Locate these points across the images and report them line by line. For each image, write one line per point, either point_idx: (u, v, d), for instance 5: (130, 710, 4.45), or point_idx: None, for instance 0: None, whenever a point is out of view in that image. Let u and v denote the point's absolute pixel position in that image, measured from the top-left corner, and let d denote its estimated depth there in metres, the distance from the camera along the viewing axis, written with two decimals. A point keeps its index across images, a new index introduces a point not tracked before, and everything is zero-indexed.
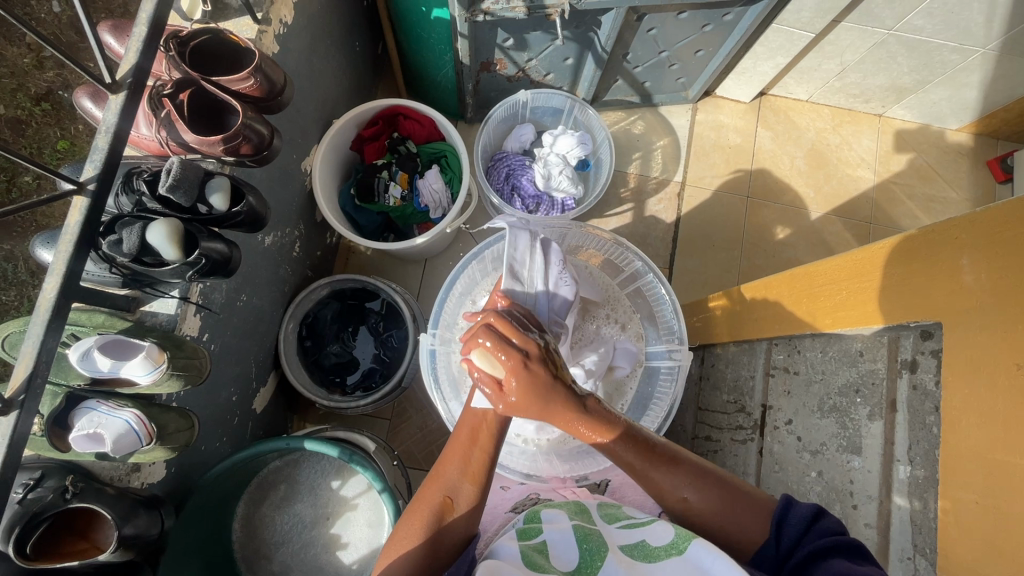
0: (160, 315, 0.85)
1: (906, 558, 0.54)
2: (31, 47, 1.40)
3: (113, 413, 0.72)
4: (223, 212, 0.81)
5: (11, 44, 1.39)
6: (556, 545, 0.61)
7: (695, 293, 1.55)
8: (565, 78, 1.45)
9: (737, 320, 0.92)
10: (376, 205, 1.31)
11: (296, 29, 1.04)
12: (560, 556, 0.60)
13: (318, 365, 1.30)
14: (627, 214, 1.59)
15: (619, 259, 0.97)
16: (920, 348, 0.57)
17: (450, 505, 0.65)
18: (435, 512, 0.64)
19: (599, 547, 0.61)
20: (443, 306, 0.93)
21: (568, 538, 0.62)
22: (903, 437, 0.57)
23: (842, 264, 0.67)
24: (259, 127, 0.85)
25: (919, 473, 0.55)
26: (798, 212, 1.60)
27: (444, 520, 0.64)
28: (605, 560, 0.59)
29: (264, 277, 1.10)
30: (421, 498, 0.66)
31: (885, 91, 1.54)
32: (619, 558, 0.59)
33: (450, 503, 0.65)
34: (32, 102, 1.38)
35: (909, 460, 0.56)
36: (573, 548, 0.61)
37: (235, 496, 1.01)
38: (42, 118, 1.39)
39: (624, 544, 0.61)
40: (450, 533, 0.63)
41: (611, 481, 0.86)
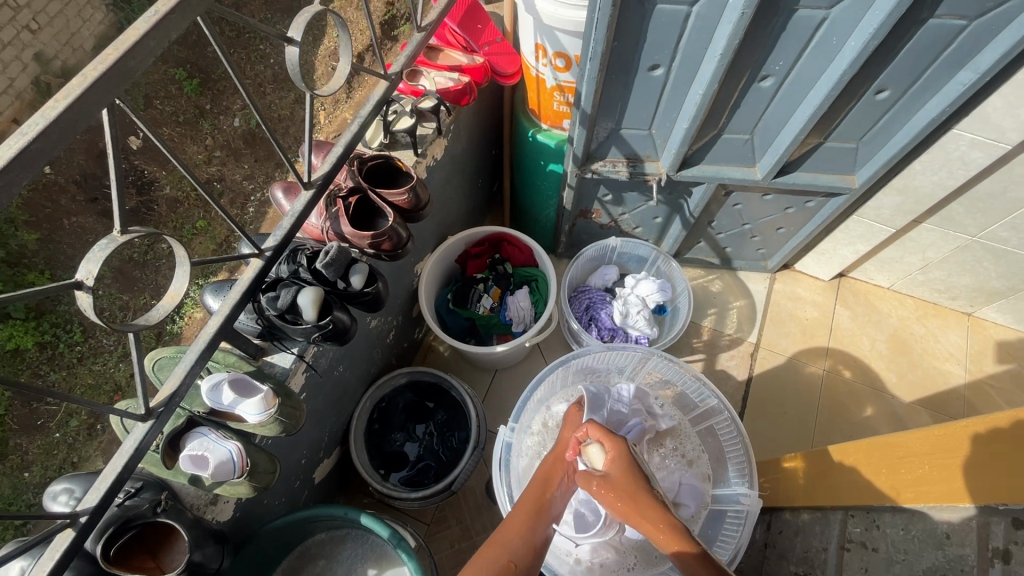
0: (277, 366, 0.99)
1: None
2: (207, 148, 1.83)
3: (220, 441, 0.81)
4: (357, 290, 0.97)
5: (194, 144, 1.82)
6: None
7: (762, 458, 1.49)
8: (653, 232, 1.62)
9: (811, 485, 0.90)
10: (467, 311, 1.46)
11: (442, 164, 1.30)
12: None
13: (380, 449, 1.36)
14: (697, 363, 1.62)
15: (694, 394, 1.01)
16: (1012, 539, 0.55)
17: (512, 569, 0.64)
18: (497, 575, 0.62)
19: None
20: (524, 405, 0.99)
21: None
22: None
23: (925, 438, 0.68)
24: (401, 230, 1.04)
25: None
26: (880, 394, 1.56)
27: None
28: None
29: (360, 354, 1.23)
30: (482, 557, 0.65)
31: (973, 292, 1.56)
32: None
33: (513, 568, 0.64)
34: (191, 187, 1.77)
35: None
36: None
37: (277, 558, 1.03)
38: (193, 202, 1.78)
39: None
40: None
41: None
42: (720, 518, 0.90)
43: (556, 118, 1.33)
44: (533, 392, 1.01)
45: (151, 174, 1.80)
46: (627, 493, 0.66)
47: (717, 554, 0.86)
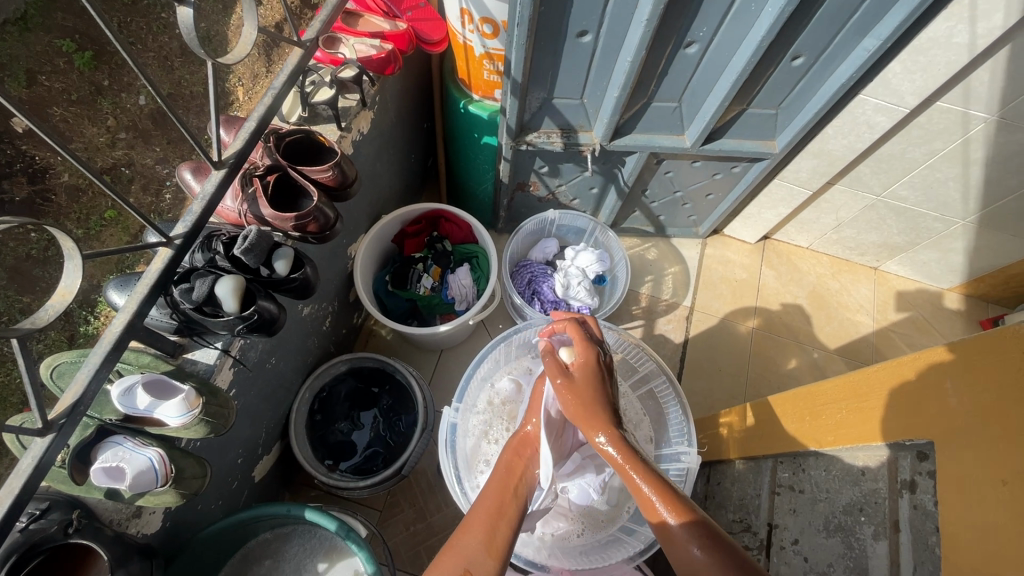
0: (199, 363, 0.91)
1: None
2: (110, 129, 1.63)
3: (138, 449, 0.75)
4: (283, 276, 0.91)
5: (93, 125, 1.62)
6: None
7: (700, 415, 1.57)
8: (589, 203, 1.63)
9: (744, 437, 0.95)
10: (406, 292, 1.41)
11: (369, 138, 1.23)
12: None
13: (322, 441, 1.31)
14: (637, 330, 1.67)
15: (635, 360, 1.03)
16: (917, 469, 0.60)
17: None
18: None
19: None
20: (468, 385, 0.97)
21: None
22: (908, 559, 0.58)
23: (840, 384, 0.72)
24: (327, 211, 0.98)
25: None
26: (802, 347, 1.68)
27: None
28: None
29: (294, 344, 1.17)
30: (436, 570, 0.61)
31: (878, 247, 1.69)
32: None
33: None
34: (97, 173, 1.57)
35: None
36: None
37: (217, 565, 0.97)
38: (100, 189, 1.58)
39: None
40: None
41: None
42: None
43: (487, 87, 1.29)
44: (477, 370, 0.99)
45: (43, 160, 1.59)
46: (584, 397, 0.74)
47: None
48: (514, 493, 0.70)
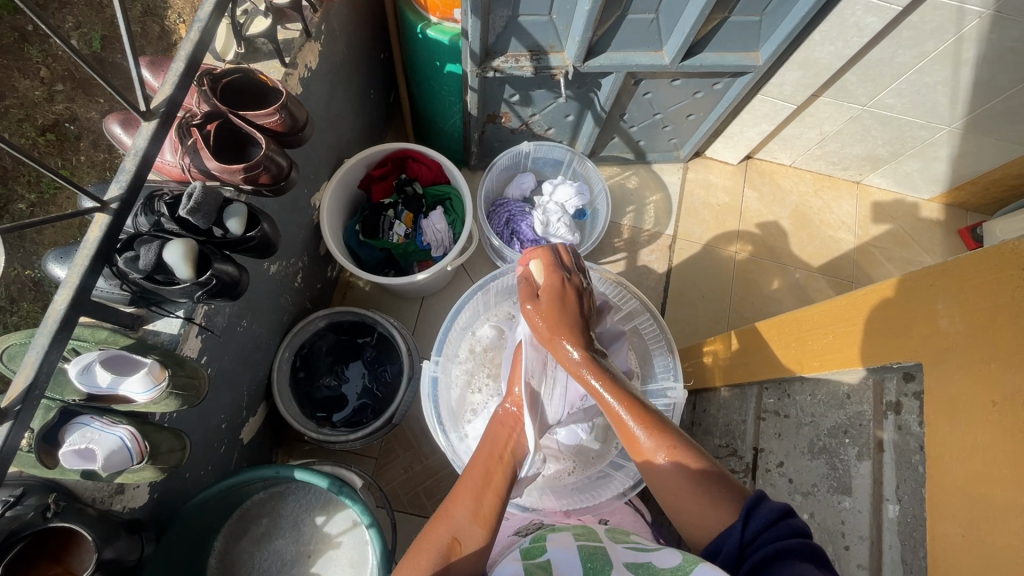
0: (162, 334, 0.86)
1: None
2: (43, 81, 1.46)
3: (107, 429, 0.71)
4: (238, 236, 0.84)
5: (24, 77, 1.44)
6: (558, 563, 0.57)
7: (684, 343, 1.59)
8: (565, 133, 1.54)
9: (729, 365, 0.95)
10: (379, 241, 1.35)
11: (319, 74, 1.11)
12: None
13: (309, 398, 1.29)
14: (620, 263, 1.64)
15: (617, 299, 1.01)
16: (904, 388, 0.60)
17: (457, 547, 0.61)
18: (442, 557, 0.60)
19: (604, 566, 0.56)
20: (447, 336, 0.96)
21: (573, 559, 0.58)
22: (892, 477, 0.59)
23: (827, 309, 0.71)
24: (279, 159, 0.89)
25: (907, 512, 0.56)
26: (784, 268, 1.67)
27: (450, 563, 0.60)
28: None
29: (264, 305, 1.12)
30: (425, 539, 0.62)
31: (862, 160, 1.65)
32: None
33: (458, 545, 0.61)
34: (37, 131, 1.42)
35: (897, 499, 0.57)
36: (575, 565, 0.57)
37: (214, 528, 0.98)
38: (45, 148, 1.43)
39: (628, 563, 0.56)
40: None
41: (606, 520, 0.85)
42: None
43: (445, 7, 1.16)
44: (456, 321, 0.97)
45: None
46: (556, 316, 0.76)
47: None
48: (502, 462, 0.71)
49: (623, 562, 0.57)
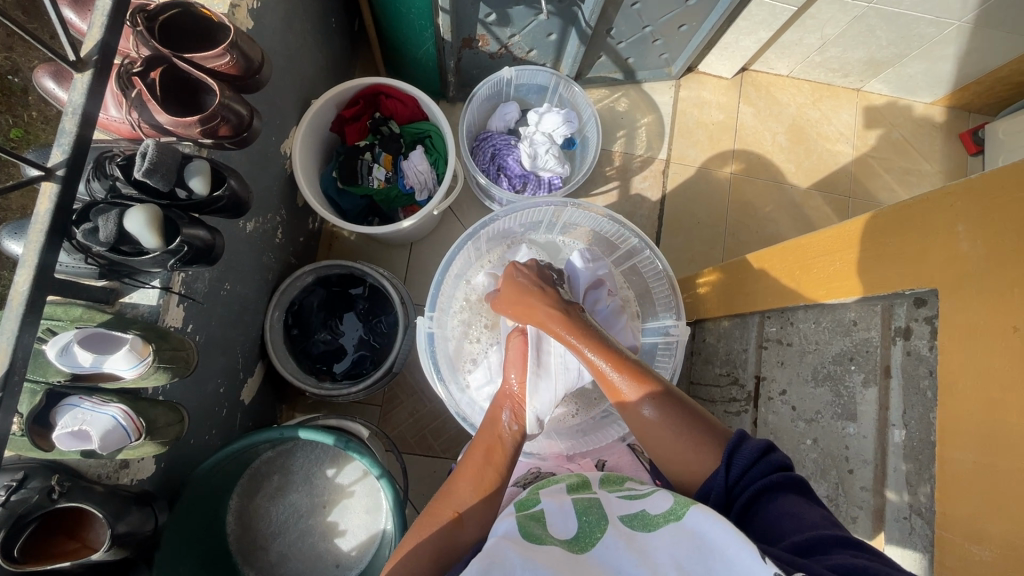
0: (141, 306, 0.81)
1: (903, 518, 0.55)
2: None
3: (98, 408, 0.69)
4: (204, 197, 0.77)
5: None
6: (554, 515, 0.59)
7: (681, 271, 1.57)
8: (548, 54, 1.43)
9: (725, 295, 0.94)
10: (359, 188, 1.28)
11: (270, 3, 0.99)
12: (558, 526, 0.57)
13: (305, 354, 1.27)
14: (613, 192, 1.58)
15: (614, 237, 0.96)
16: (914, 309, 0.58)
17: (460, 519, 0.63)
18: (445, 525, 0.62)
19: (600, 519, 0.57)
20: (440, 287, 0.91)
21: (567, 511, 0.59)
22: (898, 402, 0.58)
23: (833, 235, 0.68)
24: (237, 107, 0.81)
25: (913, 436, 0.56)
26: (780, 186, 1.62)
27: (454, 534, 0.61)
28: (604, 532, 0.55)
29: (246, 265, 1.07)
30: (427, 515, 0.64)
31: (863, 65, 1.55)
32: (619, 531, 0.54)
33: (461, 519, 0.63)
34: None
35: (903, 424, 0.57)
36: (572, 519, 0.58)
37: (227, 488, 1.00)
38: None
39: (623, 515, 0.57)
40: (450, 547, 0.60)
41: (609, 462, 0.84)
42: (651, 351, 0.93)
43: None
44: (447, 272, 0.91)
45: None
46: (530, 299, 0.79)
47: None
48: (502, 435, 0.72)
49: (618, 515, 0.58)
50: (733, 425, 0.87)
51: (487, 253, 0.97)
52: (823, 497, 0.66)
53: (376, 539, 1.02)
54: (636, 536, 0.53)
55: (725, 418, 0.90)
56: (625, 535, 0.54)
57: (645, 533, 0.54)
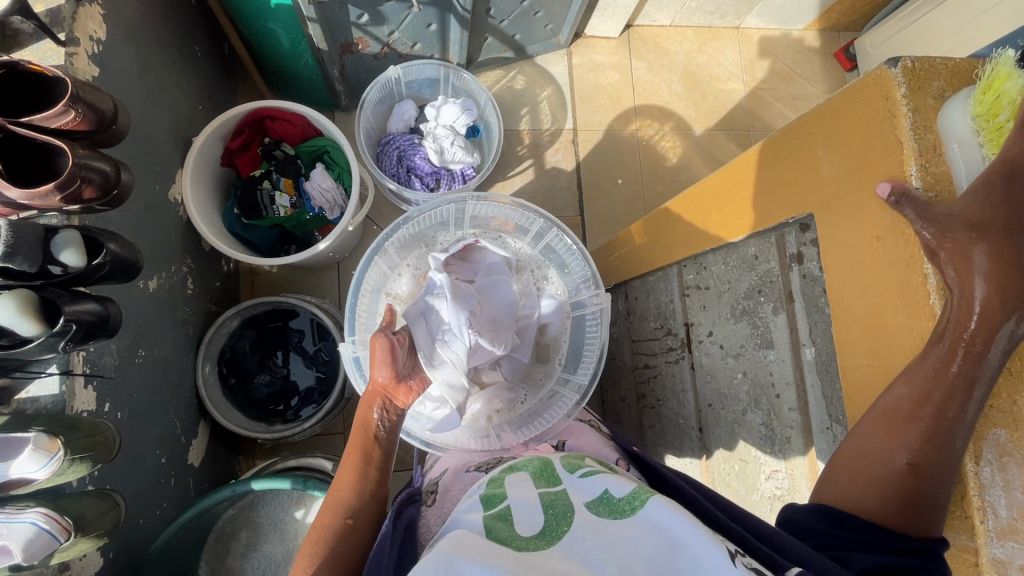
0: (42, 399, 0.74)
1: (826, 429, 0.59)
2: None
3: (14, 518, 0.63)
4: (81, 269, 0.71)
5: None
6: (520, 510, 0.56)
7: (610, 233, 1.60)
8: (434, 45, 1.40)
9: (647, 251, 0.98)
10: (265, 219, 1.22)
11: (114, 44, 0.91)
12: (524, 521, 0.54)
13: (249, 401, 1.21)
14: (529, 170, 1.59)
15: (525, 222, 0.97)
16: (947, 231, 0.44)
17: (352, 528, 0.64)
18: (338, 537, 0.62)
19: (568, 513, 0.55)
20: (357, 308, 0.89)
21: (533, 505, 0.57)
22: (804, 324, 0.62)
23: (728, 176, 0.72)
24: (98, 164, 0.75)
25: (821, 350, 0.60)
26: (685, 133, 1.68)
27: (350, 542, 0.63)
28: (572, 526, 0.52)
29: (159, 325, 1.00)
30: (316, 530, 0.63)
31: (736, 4, 1.62)
32: (586, 521, 0.53)
33: (353, 526, 0.64)
34: None
35: (812, 341, 0.61)
36: (539, 513, 0.55)
37: (193, 557, 0.95)
38: None
39: (588, 500, 0.56)
40: (349, 556, 0.62)
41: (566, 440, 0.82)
42: (582, 322, 0.95)
43: None
44: (362, 293, 0.90)
45: None
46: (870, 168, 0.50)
47: (588, 356, 0.92)
48: (376, 435, 0.71)
49: (584, 501, 0.56)
50: (676, 374, 0.91)
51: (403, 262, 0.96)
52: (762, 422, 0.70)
53: None
54: (602, 525, 0.52)
55: (667, 368, 0.94)
56: (591, 524, 0.52)
57: (609, 521, 0.53)
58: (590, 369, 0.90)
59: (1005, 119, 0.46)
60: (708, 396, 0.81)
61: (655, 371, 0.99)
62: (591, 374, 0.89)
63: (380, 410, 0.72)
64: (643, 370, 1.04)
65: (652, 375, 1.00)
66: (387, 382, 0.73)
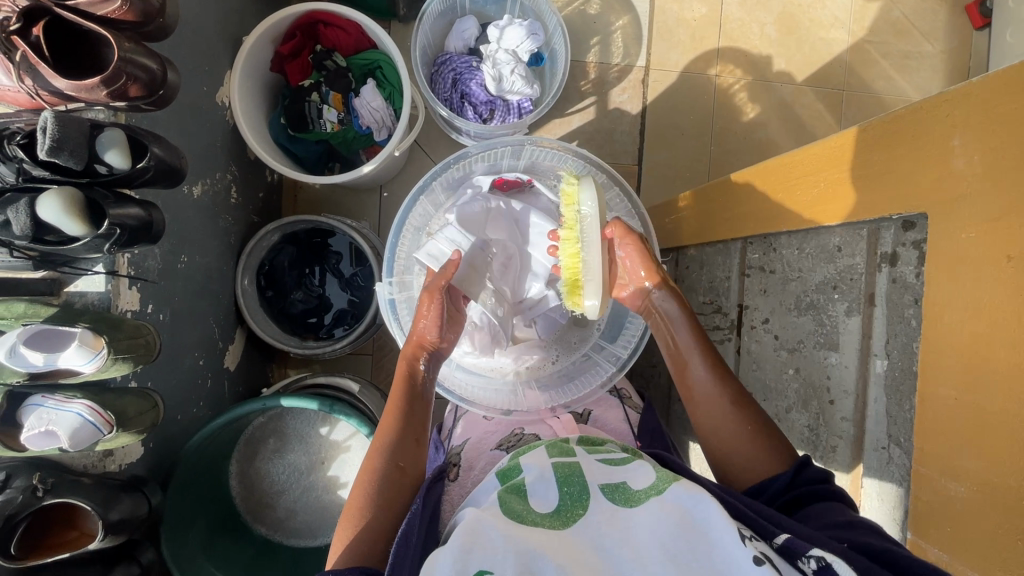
0: (89, 294, 0.76)
1: (882, 449, 0.56)
2: None
3: (62, 406, 0.67)
4: (127, 171, 0.69)
5: None
6: (534, 485, 0.58)
7: (667, 189, 1.49)
8: None
9: (707, 220, 0.88)
10: (312, 133, 1.19)
11: None
12: (539, 499, 0.57)
13: (284, 315, 1.24)
14: (590, 109, 1.47)
15: (580, 174, 0.90)
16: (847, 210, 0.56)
17: (401, 473, 0.66)
18: (388, 480, 0.64)
19: (582, 492, 0.57)
20: (397, 249, 0.86)
21: (546, 482, 0.59)
22: (881, 333, 0.56)
23: (819, 152, 0.61)
24: (144, 60, 0.71)
25: (896, 363, 0.54)
26: (769, 85, 1.51)
27: (399, 484, 0.65)
28: (586, 509, 0.55)
29: (201, 232, 1.00)
30: (363, 476, 0.65)
31: None
32: (600, 506, 0.55)
33: (404, 471, 0.66)
34: None
35: (886, 354, 0.55)
36: (552, 488, 0.57)
37: (224, 455, 1.02)
38: None
39: (604, 484, 0.58)
40: (400, 499, 0.64)
41: (593, 411, 0.83)
42: (629, 293, 0.91)
43: None
44: (401, 234, 0.87)
45: None
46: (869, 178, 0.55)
47: (630, 327, 0.88)
48: (419, 386, 0.74)
49: (599, 481, 0.58)
50: (718, 354, 0.86)
51: (444, 203, 0.92)
52: (805, 424, 0.66)
53: None
54: (619, 512, 0.54)
55: None
56: (606, 509, 0.54)
57: (626, 508, 0.54)
58: (631, 341, 0.87)
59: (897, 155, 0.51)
60: (750, 383, 0.77)
61: None
62: (631, 347, 0.86)
63: (422, 360, 0.76)
64: None
65: None
66: (430, 338, 0.76)
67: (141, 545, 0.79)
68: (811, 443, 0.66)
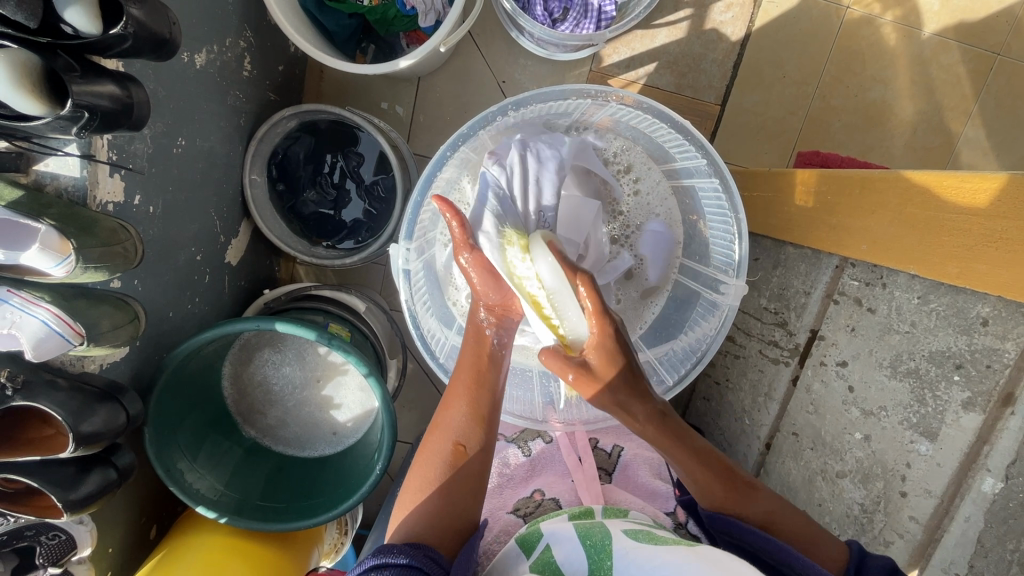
0: (62, 177, 0.64)
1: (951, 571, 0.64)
2: None
3: (27, 309, 0.59)
4: (94, 37, 0.55)
5: None
6: (559, 546, 0.62)
7: (745, 141, 1.23)
8: None
9: (800, 220, 0.80)
10: (346, 4, 0.99)
11: None
12: (569, 558, 0.59)
13: (296, 214, 1.13)
14: (680, 25, 1.19)
15: (671, 145, 0.83)
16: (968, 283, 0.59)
17: (462, 451, 0.67)
18: (448, 461, 0.66)
19: (605, 543, 0.60)
20: (419, 211, 0.81)
21: (573, 539, 0.62)
22: (1007, 449, 0.60)
23: (996, 204, 0.56)
24: None
25: (1014, 493, 0.59)
26: (908, 31, 1.17)
27: (460, 463, 0.66)
28: (614, 557, 0.58)
29: (204, 111, 0.86)
30: (429, 451, 0.68)
31: None
32: (625, 544, 0.60)
33: (464, 450, 0.67)
34: None
35: (1003, 476, 0.60)
36: (578, 547, 0.60)
37: (217, 357, 0.98)
38: None
39: (627, 529, 0.63)
40: (458, 490, 0.65)
41: (625, 452, 0.89)
42: (689, 305, 0.87)
43: None
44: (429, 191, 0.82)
45: None
46: (975, 253, 0.58)
47: (681, 340, 0.86)
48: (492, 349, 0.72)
49: (621, 531, 0.63)
50: (767, 372, 0.86)
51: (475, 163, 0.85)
52: (858, 501, 0.72)
53: (371, 416, 1.02)
54: (642, 547, 0.59)
55: (758, 359, 0.88)
56: (632, 547, 0.59)
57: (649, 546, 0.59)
58: (681, 368, 0.82)
59: (994, 226, 0.56)
60: (798, 423, 0.80)
61: (742, 352, 0.92)
62: (681, 375, 0.81)
63: (492, 326, 0.74)
64: (724, 340, 0.97)
65: (735, 353, 0.94)
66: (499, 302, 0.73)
67: (119, 450, 0.77)
68: (856, 527, 0.72)
